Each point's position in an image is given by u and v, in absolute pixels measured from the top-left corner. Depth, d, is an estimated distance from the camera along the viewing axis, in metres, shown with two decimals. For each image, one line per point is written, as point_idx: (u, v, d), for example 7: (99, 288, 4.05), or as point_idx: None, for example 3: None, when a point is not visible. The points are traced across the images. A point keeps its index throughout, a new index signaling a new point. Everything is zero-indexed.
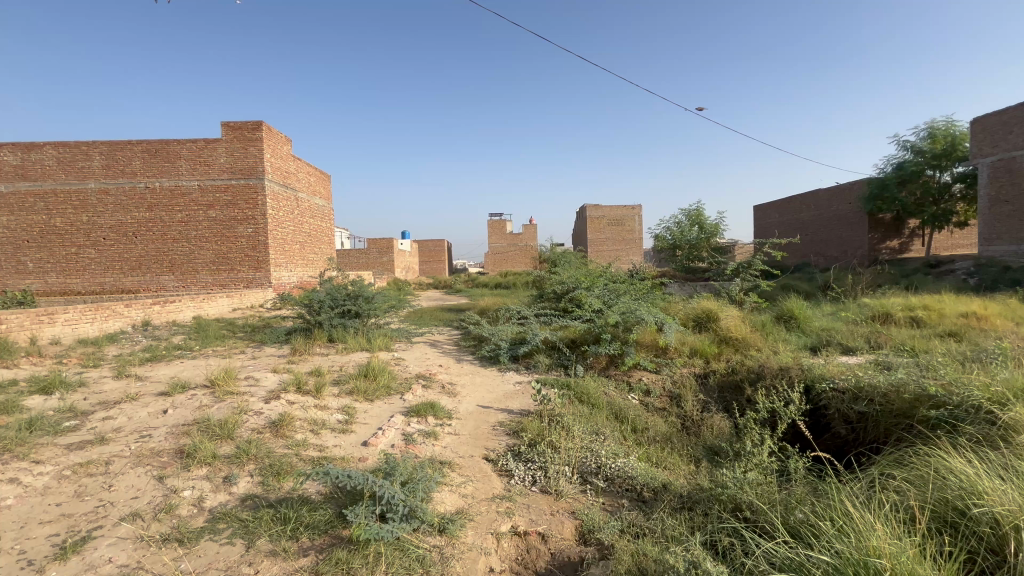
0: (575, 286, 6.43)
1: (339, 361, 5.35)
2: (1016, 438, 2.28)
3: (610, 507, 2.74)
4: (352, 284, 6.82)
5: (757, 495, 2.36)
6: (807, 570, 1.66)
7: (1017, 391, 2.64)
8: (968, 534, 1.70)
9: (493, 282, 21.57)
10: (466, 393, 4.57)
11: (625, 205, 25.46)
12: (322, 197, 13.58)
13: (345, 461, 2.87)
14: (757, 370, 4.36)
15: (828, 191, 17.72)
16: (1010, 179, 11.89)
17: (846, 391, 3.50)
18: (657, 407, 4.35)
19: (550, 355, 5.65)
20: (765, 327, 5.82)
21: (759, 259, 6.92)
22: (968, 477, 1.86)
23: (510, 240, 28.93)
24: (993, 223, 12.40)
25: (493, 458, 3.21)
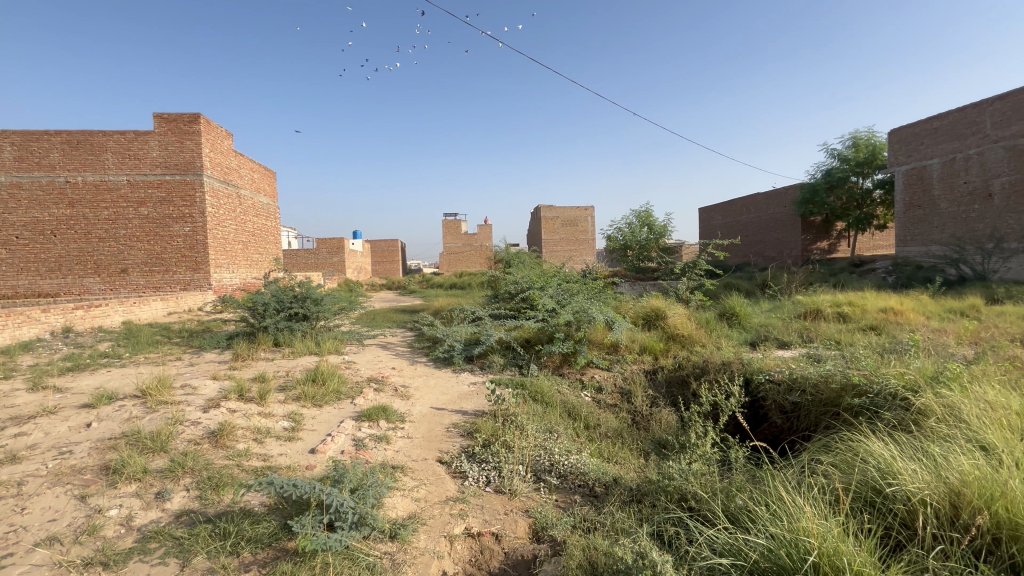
0: (528, 286, 6.48)
1: (286, 366, 5.13)
2: (926, 422, 2.51)
3: (562, 504, 2.78)
4: (300, 286, 6.55)
5: (700, 484, 2.47)
6: (745, 555, 1.75)
7: (928, 378, 2.90)
8: (886, 511, 1.86)
9: (448, 282, 21.38)
10: (420, 396, 4.50)
11: (578, 206, 26.00)
12: (267, 195, 12.99)
13: (291, 470, 2.76)
14: (701, 364, 4.56)
15: (766, 195, 18.82)
16: (922, 186, 13.07)
17: (781, 383, 3.72)
18: (609, 404, 4.46)
19: (505, 354, 5.67)
20: (709, 323, 6.10)
21: (704, 260, 7.24)
22: (885, 459, 2.03)
23: (465, 240, 28.88)
24: (908, 226, 13.58)
25: (447, 460, 3.18)
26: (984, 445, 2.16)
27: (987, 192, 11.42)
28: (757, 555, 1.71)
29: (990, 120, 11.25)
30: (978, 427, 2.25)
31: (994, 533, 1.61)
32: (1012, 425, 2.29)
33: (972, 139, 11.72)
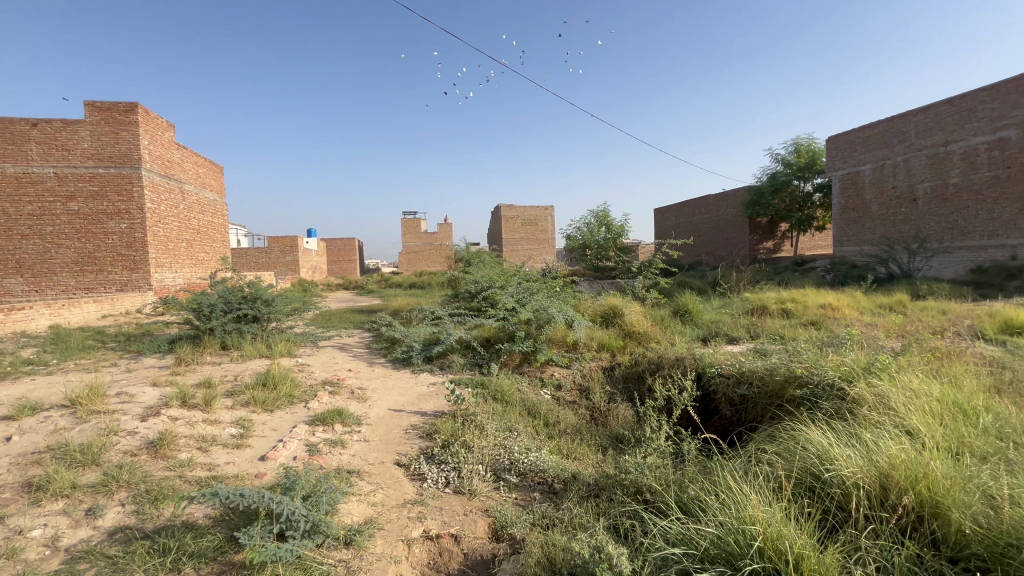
0: (488, 286, 6.45)
1: (235, 370, 4.89)
2: (859, 410, 2.68)
3: (522, 502, 2.79)
4: (249, 286, 6.26)
5: (654, 477, 2.54)
6: (696, 543, 1.81)
7: (861, 368, 3.11)
8: (823, 495, 1.97)
9: (407, 281, 21.06)
10: (377, 398, 4.39)
11: (538, 206, 26.21)
12: (213, 190, 12.34)
13: (239, 479, 2.62)
14: (656, 360, 4.68)
15: (716, 197, 19.60)
16: (856, 190, 13.99)
17: (731, 376, 3.87)
18: (568, 401, 4.52)
19: (465, 354, 5.63)
20: (664, 320, 6.30)
21: (659, 259, 7.45)
22: (823, 446, 2.15)
23: (425, 240, 28.53)
24: (844, 228, 14.51)
25: (405, 463, 3.12)
26: (910, 430, 2.34)
27: (913, 197, 12.39)
28: (707, 543, 1.78)
29: (915, 130, 12.18)
30: (904, 414, 2.43)
31: (917, 511, 1.75)
32: (933, 411, 2.49)
33: (899, 147, 12.65)
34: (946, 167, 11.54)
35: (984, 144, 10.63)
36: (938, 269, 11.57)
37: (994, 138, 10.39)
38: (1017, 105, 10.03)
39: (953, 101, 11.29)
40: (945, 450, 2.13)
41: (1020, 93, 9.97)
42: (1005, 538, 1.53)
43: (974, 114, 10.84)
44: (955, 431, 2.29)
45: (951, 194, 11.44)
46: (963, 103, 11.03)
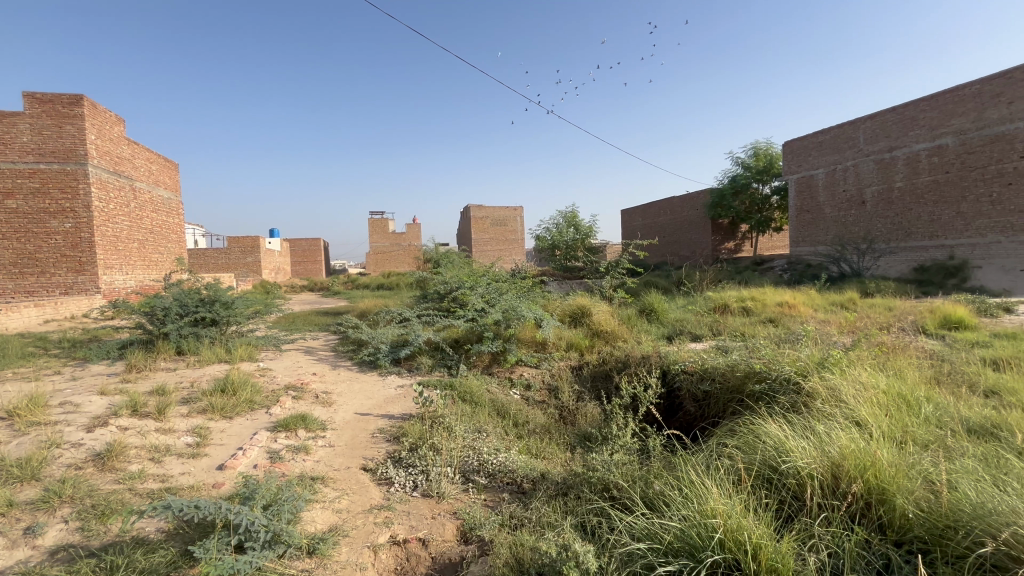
0: (457, 286, 6.39)
1: (191, 376, 4.67)
2: (813, 403, 2.80)
3: (490, 503, 2.78)
4: (207, 288, 6.00)
5: (621, 474, 2.58)
6: (661, 537, 1.85)
7: (815, 363, 3.25)
8: (780, 485, 2.05)
9: (375, 282, 20.70)
10: (343, 402, 4.29)
11: (508, 207, 26.31)
12: (168, 188, 11.78)
13: (194, 491, 2.51)
14: (623, 358, 4.76)
15: (680, 198, 20.12)
16: (810, 193, 14.65)
17: (694, 372, 3.97)
18: (537, 401, 4.54)
19: (434, 356, 5.58)
20: (631, 319, 6.42)
21: (626, 259, 7.58)
22: (780, 439, 2.23)
23: (393, 240, 28.15)
24: (799, 229, 15.16)
25: (371, 467, 3.06)
26: (859, 421, 2.46)
27: (862, 200, 13.07)
28: (671, 537, 1.81)
29: (863, 137, 12.87)
30: (854, 406, 2.56)
31: (866, 498, 1.84)
32: (880, 402, 2.63)
33: (849, 153, 13.32)
34: (891, 172, 12.22)
35: (926, 150, 11.33)
36: (885, 268, 12.23)
37: (934, 145, 11.11)
38: (954, 114, 10.72)
39: (897, 109, 11.98)
40: (891, 439, 2.25)
41: (957, 103, 10.66)
42: (943, 520, 1.63)
43: (916, 122, 11.53)
44: (900, 421, 2.42)
45: (896, 197, 12.12)
46: (906, 112, 11.71)
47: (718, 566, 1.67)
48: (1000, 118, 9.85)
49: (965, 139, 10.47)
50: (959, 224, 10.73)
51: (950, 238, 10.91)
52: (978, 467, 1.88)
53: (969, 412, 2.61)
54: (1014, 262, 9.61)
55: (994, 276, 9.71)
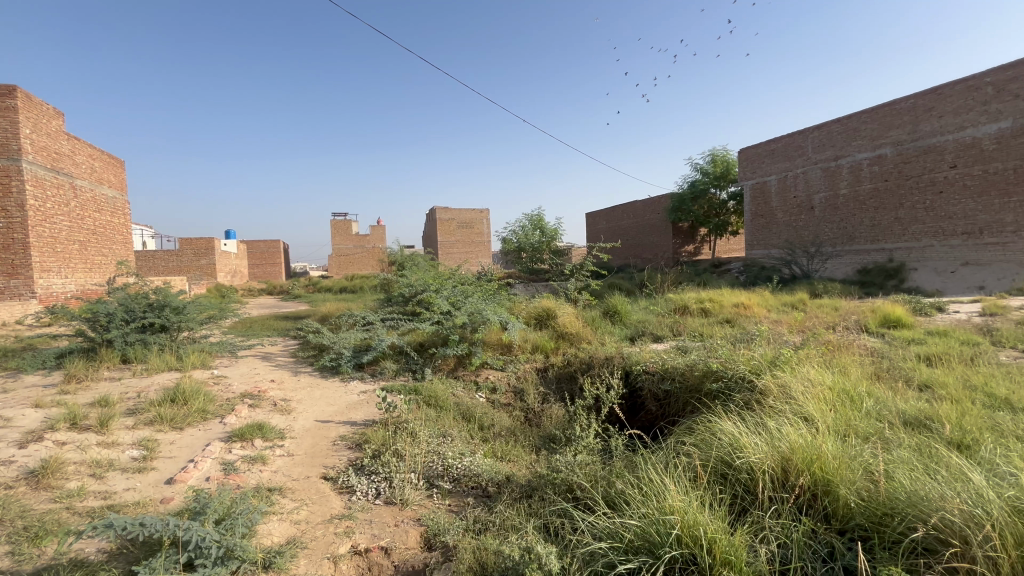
0: (422, 289, 6.28)
1: (137, 386, 4.42)
2: (766, 400, 2.92)
3: (455, 508, 2.76)
4: (155, 292, 5.70)
5: (584, 475, 2.61)
6: (621, 536, 1.89)
7: (768, 362, 3.40)
8: (733, 480, 2.13)
9: (337, 285, 20.23)
10: (303, 409, 4.16)
11: (474, 209, 26.29)
12: (112, 186, 11.13)
13: (140, 507, 2.37)
14: (587, 360, 4.83)
15: (642, 203, 20.61)
16: (763, 199, 15.31)
17: (655, 372, 4.08)
18: (503, 403, 4.55)
19: (398, 360, 5.49)
20: (595, 321, 6.52)
21: (590, 261, 7.69)
22: (734, 436, 2.31)
23: (356, 242, 27.59)
24: (754, 232, 15.79)
25: (332, 476, 2.98)
26: (807, 416, 2.59)
27: (810, 206, 13.76)
28: (631, 535, 1.86)
29: (811, 145, 13.57)
30: (803, 402, 2.69)
31: (812, 489, 1.93)
32: (826, 398, 2.78)
33: (799, 161, 14.01)
34: (837, 180, 12.93)
35: (867, 160, 12.05)
36: (831, 271, 12.91)
37: (875, 154, 11.84)
38: (892, 126, 11.45)
39: (841, 120, 12.70)
40: (836, 433, 2.38)
41: (894, 116, 11.40)
42: (882, 508, 1.74)
43: (858, 133, 12.26)
44: (844, 415, 2.56)
45: (841, 203, 12.84)
46: (850, 123, 12.43)
47: (675, 562, 1.72)
48: (933, 131, 10.59)
49: (902, 149, 11.22)
50: (898, 229, 11.46)
51: (889, 242, 11.64)
52: (912, 458, 2.01)
53: (905, 406, 2.79)
54: (946, 264, 10.36)
55: (928, 277, 10.45)
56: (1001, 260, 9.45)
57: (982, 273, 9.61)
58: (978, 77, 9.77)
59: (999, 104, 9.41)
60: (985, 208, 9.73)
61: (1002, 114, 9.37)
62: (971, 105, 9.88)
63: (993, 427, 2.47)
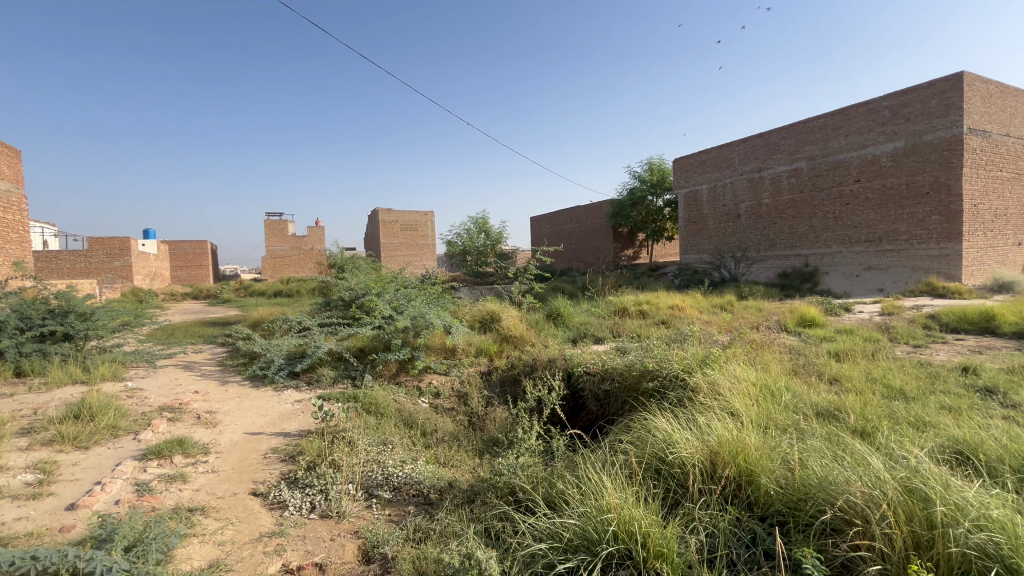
0: (363, 293, 6.05)
1: (34, 402, 3.95)
2: (697, 397, 3.09)
3: (395, 517, 2.68)
4: (57, 297, 5.13)
5: (525, 476, 2.63)
6: (560, 535, 1.92)
7: (699, 361, 3.60)
8: (667, 475, 2.22)
9: (272, 288, 19.20)
10: (230, 422, 3.89)
11: (418, 212, 25.90)
12: (6, 179, 9.95)
13: (33, 538, 2.11)
14: (531, 362, 4.87)
15: (584, 208, 21.16)
16: (695, 206, 16.22)
17: (596, 373, 4.18)
18: (446, 409, 4.50)
19: (336, 367, 5.28)
20: (538, 324, 6.61)
21: (534, 265, 7.80)
22: (667, 433, 2.40)
23: (292, 243, 26.35)
24: (688, 238, 16.66)
25: (262, 492, 2.81)
26: (733, 411, 2.75)
27: (737, 214, 14.73)
28: (570, 534, 1.89)
29: (738, 157, 14.53)
30: (729, 398, 2.86)
31: (736, 479, 2.06)
32: (750, 393, 2.97)
33: (727, 172, 14.97)
34: (760, 190, 13.94)
35: (786, 172, 13.08)
36: (756, 274, 13.90)
37: (793, 168, 12.88)
38: (807, 142, 12.50)
39: (763, 135, 13.71)
40: (758, 425, 2.55)
41: (808, 133, 12.44)
42: (798, 494, 1.88)
43: (778, 148, 13.28)
44: (765, 409, 2.75)
45: (764, 212, 13.84)
46: (771, 138, 13.43)
47: (612, 557, 1.77)
48: (840, 147, 11.66)
49: (816, 163, 12.28)
50: (812, 236, 12.52)
51: (805, 248, 12.69)
52: (823, 446, 2.19)
53: (818, 398, 3.04)
54: (852, 269, 11.44)
55: (838, 281, 11.50)
56: (897, 265, 10.57)
57: (881, 277, 10.71)
58: (877, 101, 10.86)
59: (894, 126, 10.52)
60: (884, 219, 10.84)
61: (897, 135, 10.47)
62: (872, 126, 10.98)
63: (890, 415, 2.75)
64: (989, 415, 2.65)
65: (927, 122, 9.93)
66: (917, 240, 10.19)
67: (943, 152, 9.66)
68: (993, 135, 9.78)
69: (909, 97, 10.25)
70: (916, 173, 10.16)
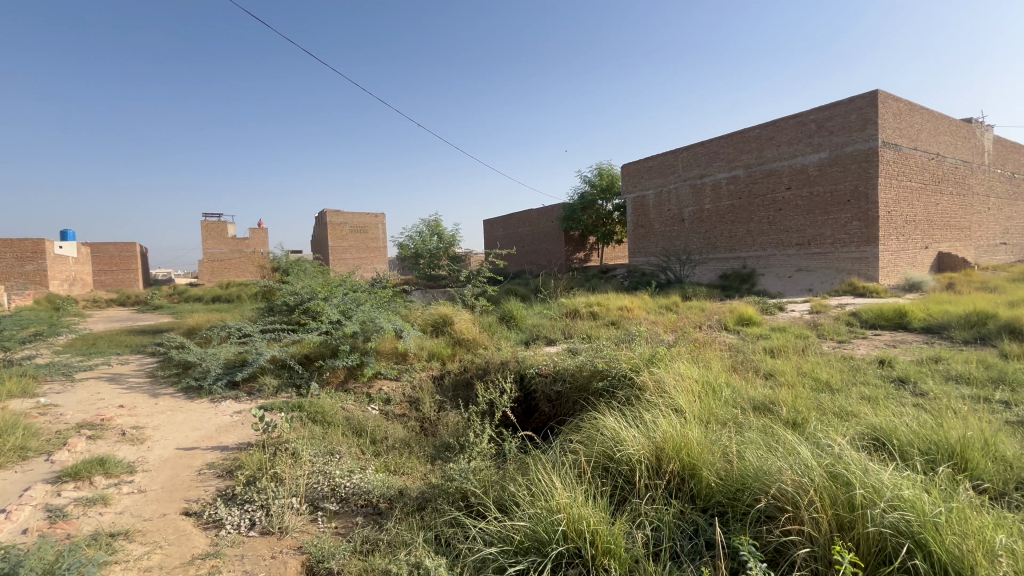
0: (309, 297, 5.81)
1: None
2: (644, 395, 3.18)
3: (342, 530, 2.58)
4: None
5: (477, 481, 2.61)
6: (510, 538, 1.92)
7: (646, 360, 3.72)
8: (615, 472, 2.27)
9: (210, 293, 18.12)
10: (161, 437, 3.62)
11: (368, 214, 25.29)
12: None
13: None
14: (484, 365, 4.85)
15: (537, 211, 21.40)
16: (643, 211, 16.80)
17: (548, 374, 4.23)
18: (397, 415, 4.39)
19: (279, 375, 5.03)
20: (491, 326, 6.60)
21: (487, 267, 7.80)
22: (615, 432, 2.45)
23: (233, 246, 24.98)
24: (636, 241, 17.21)
25: (195, 511, 2.62)
26: (677, 407, 2.86)
27: (681, 218, 15.38)
28: (521, 536, 1.89)
29: (682, 165, 15.19)
30: (673, 395, 2.97)
31: (680, 473, 2.14)
32: (694, 389, 3.10)
33: (671, 178, 15.60)
34: (702, 196, 14.62)
35: (725, 179, 13.81)
36: (699, 276, 14.55)
37: (731, 175, 13.61)
38: (743, 151, 13.25)
39: (704, 143, 14.39)
40: (700, 421, 2.66)
41: (745, 142, 13.20)
42: (736, 484, 1.97)
43: (718, 156, 13.99)
44: (707, 404, 2.88)
45: (706, 216, 14.53)
46: (711, 146, 14.14)
47: (562, 557, 1.78)
48: (773, 157, 12.45)
49: (752, 171, 13.03)
50: (749, 240, 13.27)
51: (743, 251, 13.43)
52: (758, 438, 2.31)
53: (755, 393, 3.21)
54: (784, 270, 12.22)
55: (773, 281, 12.24)
56: (824, 267, 11.39)
57: (811, 278, 11.52)
58: (805, 114, 11.67)
59: (820, 138, 11.34)
60: (812, 224, 11.65)
61: (822, 146, 11.31)
62: (800, 138, 11.79)
63: (817, 406, 2.95)
64: (902, 403, 2.90)
65: (848, 135, 10.80)
66: (840, 244, 11.03)
67: (862, 163, 10.54)
68: (903, 149, 10.76)
69: (832, 112, 11.09)
70: (839, 182, 11.01)
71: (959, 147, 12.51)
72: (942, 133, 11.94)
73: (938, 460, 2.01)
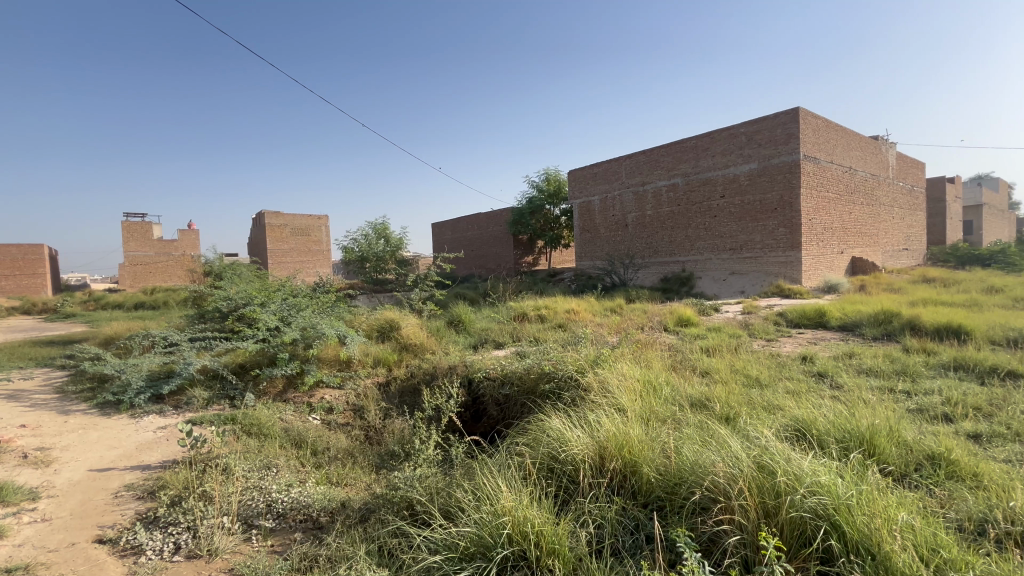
0: (244, 302, 5.47)
1: None
2: (588, 396, 3.26)
3: (278, 547, 2.45)
4: None
5: (422, 488, 2.56)
6: (455, 545, 1.89)
7: (590, 361, 3.80)
8: (560, 473, 2.30)
9: (132, 299, 16.74)
10: (71, 458, 3.29)
11: (310, 215, 24.34)
12: None
13: None
14: (431, 370, 4.77)
15: (486, 215, 21.43)
16: (588, 216, 17.23)
17: (496, 378, 4.23)
18: (340, 424, 4.23)
19: (210, 386, 4.70)
20: (439, 331, 6.53)
21: (434, 271, 7.72)
22: (560, 433, 2.48)
23: (160, 248, 23.23)
24: (582, 245, 17.60)
25: (111, 538, 2.40)
26: (620, 407, 2.95)
27: (625, 224, 15.90)
28: (466, 543, 1.86)
29: (625, 172, 15.71)
30: (617, 395, 3.05)
31: (622, 471, 2.20)
32: (636, 388, 3.21)
33: (615, 185, 16.09)
34: (644, 202, 15.19)
35: (665, 186, 14.43)
36: (642, 279, 15.09)
37: (671, 183, 14.23)
38: (681, 160, 13.90)
39: (645, 152, 14.97)
40: (641, 419, 2.75)
41: (682, 152, 13.85)
42: (674, 478, 2.06)
43: (658, 164, 14.60)
44: (648, 402, 3.00)
45: (648, 222, 15.10)
46: (652, 155, 14.73)
47: (507, 560, 1.78)
48: (708, 166, 13.16)
49: (689, 179, 13.70)
50: (687, 245, 13.92)
51: (682, 255, 14.06)
52: (694, 433, 2.43)
53: (693, 390, 3.36)
54: (720, 274, 12.90)
55: (709, 284, 12.90)
56: (755, 270, 12.14)
57: (743, 281, 12.24)
58: (736, 127, 12.43)
59: (750, 150, 12.13)
60: (744, 230, 12.40)
61: (752, 158, 12.10)
62: (732, 149, 12.55)
63: (748, 401, 3.13)
64: (821, 395, 3.15)
65: (774, 148, 11.62)
66: (769, 249, 11.81)
67: (786, 174, 11.37)
68: (822, 162, 11.72)
69: (760, 126, 11.90)
70: (767, 191, 11.80)
71: (868, 161, 13.80)
72: (854, 149, 13.12)
73: (851, 447, 2.20)
